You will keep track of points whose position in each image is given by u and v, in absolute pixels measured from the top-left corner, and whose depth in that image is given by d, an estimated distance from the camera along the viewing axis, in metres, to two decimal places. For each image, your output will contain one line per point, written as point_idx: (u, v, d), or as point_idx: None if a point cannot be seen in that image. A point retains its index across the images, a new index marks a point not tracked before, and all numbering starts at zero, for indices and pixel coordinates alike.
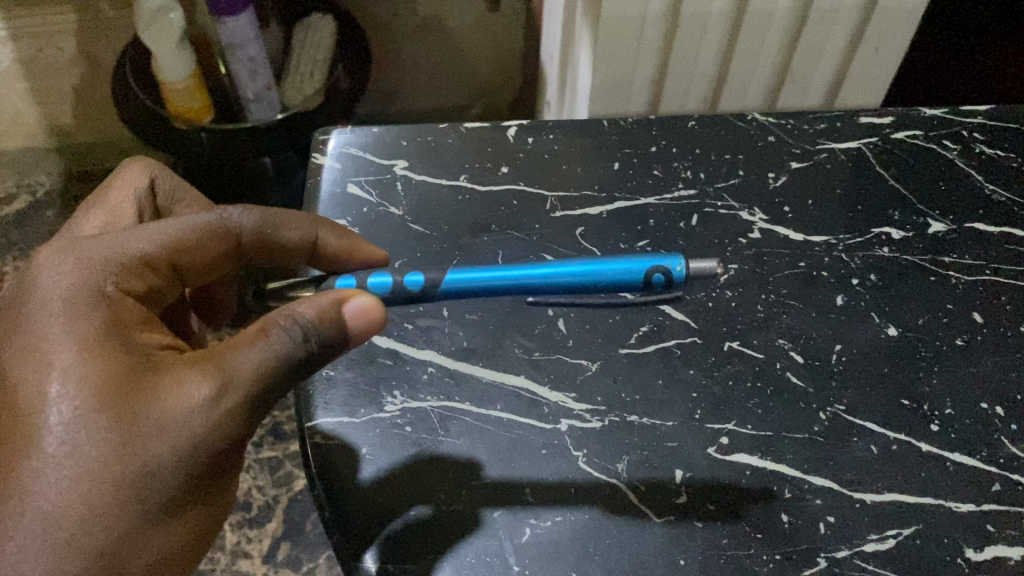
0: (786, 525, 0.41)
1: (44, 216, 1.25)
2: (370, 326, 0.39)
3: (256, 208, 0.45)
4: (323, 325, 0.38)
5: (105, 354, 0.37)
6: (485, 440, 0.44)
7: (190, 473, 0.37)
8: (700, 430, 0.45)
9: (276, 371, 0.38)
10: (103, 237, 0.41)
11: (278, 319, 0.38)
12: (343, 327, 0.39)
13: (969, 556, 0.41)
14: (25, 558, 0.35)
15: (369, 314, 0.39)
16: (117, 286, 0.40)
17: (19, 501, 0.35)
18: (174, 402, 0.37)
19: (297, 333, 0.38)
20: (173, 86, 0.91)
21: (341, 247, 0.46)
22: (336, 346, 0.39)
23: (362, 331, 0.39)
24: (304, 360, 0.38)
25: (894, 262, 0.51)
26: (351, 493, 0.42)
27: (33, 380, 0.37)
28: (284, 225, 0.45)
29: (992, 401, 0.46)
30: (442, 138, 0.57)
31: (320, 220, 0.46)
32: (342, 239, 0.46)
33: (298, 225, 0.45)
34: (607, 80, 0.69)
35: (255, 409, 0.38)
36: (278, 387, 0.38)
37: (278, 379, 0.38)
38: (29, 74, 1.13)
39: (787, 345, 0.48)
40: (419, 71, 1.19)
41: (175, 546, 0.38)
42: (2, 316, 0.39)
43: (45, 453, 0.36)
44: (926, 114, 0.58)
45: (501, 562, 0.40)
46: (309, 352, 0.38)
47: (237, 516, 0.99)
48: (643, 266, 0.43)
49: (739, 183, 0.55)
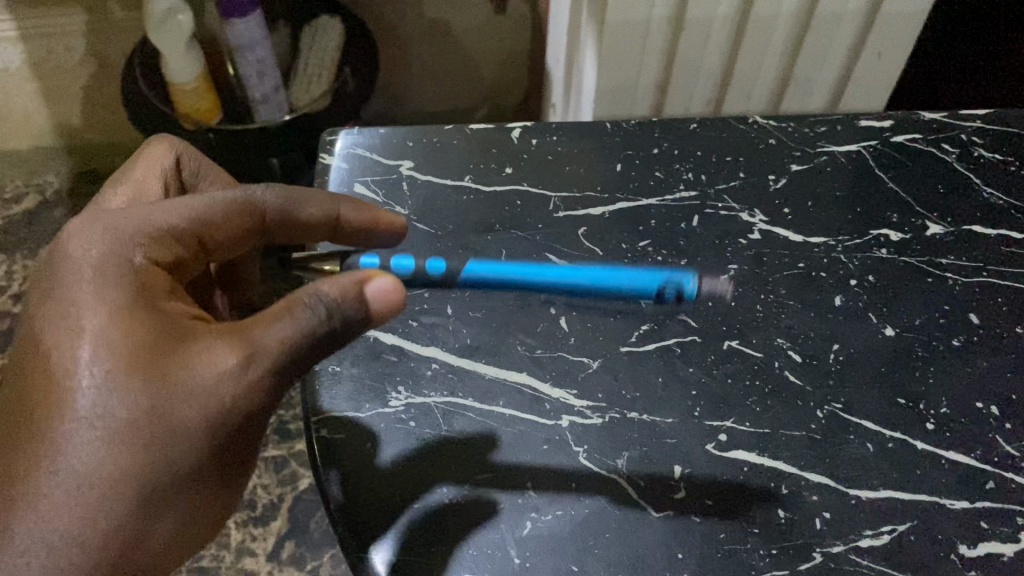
0: (783, 520, 0.42)
1: (53, 214, 1.26)
2: (392, 308, 0.41)
3: (278, 184, 0.46)
4: (346, 302, 0.39)
5: (135, 319, 0.38)
6: (488, 434, 0.45)
7: (218, 439, 0.38)
8: (698, 426, 0.45)
9: (303, 344, 0.39)
10: (135, 209, 0.42)
11: (304, 296, 0.39)
12: (365, 304, 0.40)
13: (961, 551, 0.42)
14: (58, 516, 0.36)
15: (389, 296, 0.40)
16: (146, 256, 0.41)
17: (50, 461, 0.37)
18: (203, 366, 0.37)
19: (322, 309, 0.38)
20: (181, 87, 0.92)
21: (362, 220, 0.47)
22: (359, 324, 0.40)
23: (383, 312, 0.40)
24: (328, 335, 0.39)
25: (891, 263, 0.52)
26: (356, 486, 0.43)
27: (66, 343, 0.38)
28: (306, 200, 0.46)
29: (987, 401, 0.47)
30: (448, 139, 0.58)
31: (339, 197, 0.47)
32: (362, 213, 0.47)
33: (319, 201, 0.46)
34: (612, 82, 0.70)
35: (282, 379, 0.39)
36: (305, 359, 0.39)
37: (305, 352, 0.39)
38: (39, 73, 1.15)
39: (786, 344, 0.48)
40: (426, 74, 1.20)
41: (195, 505, 0.39)
42: (36, 283, 0.40)
43: (78, 414, 0.37)
44: (925, 118, 0.59)
45: (501, 554, 0.41)
46: (333, 328, 0.39)
47: (242, 514, 1.01)
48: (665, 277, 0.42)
49: (740, 185, 0.55)
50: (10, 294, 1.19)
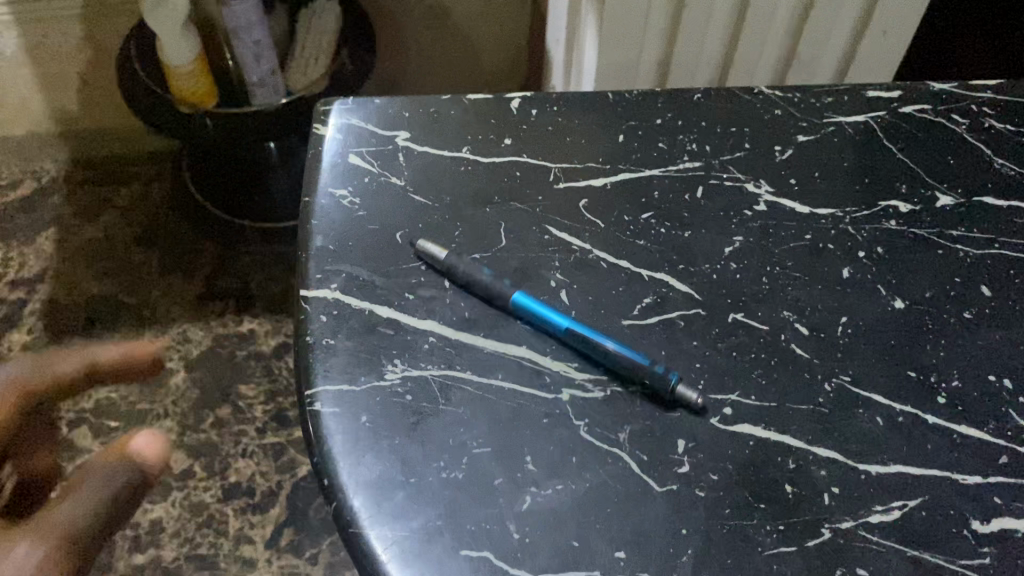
0: (790, 495, 0.41)
1: (50, 201, 1.26)
2: (159, 458, 0.44)
3: (17, 360, 0.46)
4: (117, 467, 0.42)
5: None
6: (486, 408, 0.44)
7: None
8: (703, 401, 0.44)
9: (95, 518, 0.40)
10: None
11: (86, 477, 0.41)
12: (134, 459, 0.43)
13: (974, 527, 0.40)
14: None
15: (154, 447, 0.43)
16: None
17: None
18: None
19: (104, 479, 0.41)
20: (178, 70, 0.91)
21: (111, 362, 0.48)
22: (134, 483, 0.42)
23: (153, 461, 0.43)
24: (118, 500, 0.41)
25: (900, 235, 0.50)
26: (350, 460, 0.42)
27: None
28: (53, 361, 0.46)
29: (1000, 374, 0.45)
30: (445, 109, 0.56)
31: (88, 350, 0.47)
32: (113, 354, 0.48)
33: (72, 358, 0.46)
34: (613, 59, 0.69)
35: (81, 557, 0.39)
36: (99, 531, 0.40)
37: (97, 525, 0.40)
38: (34, 59, 1.13)
39: (793, 317, 0.47)
40: (425, 58, 1.19)
41: None
42: None
43: None
44: (935, 89, 0.57)
45: (501, 529, 0.40)
46: (117, 492, 0.42)
47: (241, 501, 1.02)
48: (670, 378, 0.44)
49: (745, 157, 0.54)
50: (7, 281, 1.18)
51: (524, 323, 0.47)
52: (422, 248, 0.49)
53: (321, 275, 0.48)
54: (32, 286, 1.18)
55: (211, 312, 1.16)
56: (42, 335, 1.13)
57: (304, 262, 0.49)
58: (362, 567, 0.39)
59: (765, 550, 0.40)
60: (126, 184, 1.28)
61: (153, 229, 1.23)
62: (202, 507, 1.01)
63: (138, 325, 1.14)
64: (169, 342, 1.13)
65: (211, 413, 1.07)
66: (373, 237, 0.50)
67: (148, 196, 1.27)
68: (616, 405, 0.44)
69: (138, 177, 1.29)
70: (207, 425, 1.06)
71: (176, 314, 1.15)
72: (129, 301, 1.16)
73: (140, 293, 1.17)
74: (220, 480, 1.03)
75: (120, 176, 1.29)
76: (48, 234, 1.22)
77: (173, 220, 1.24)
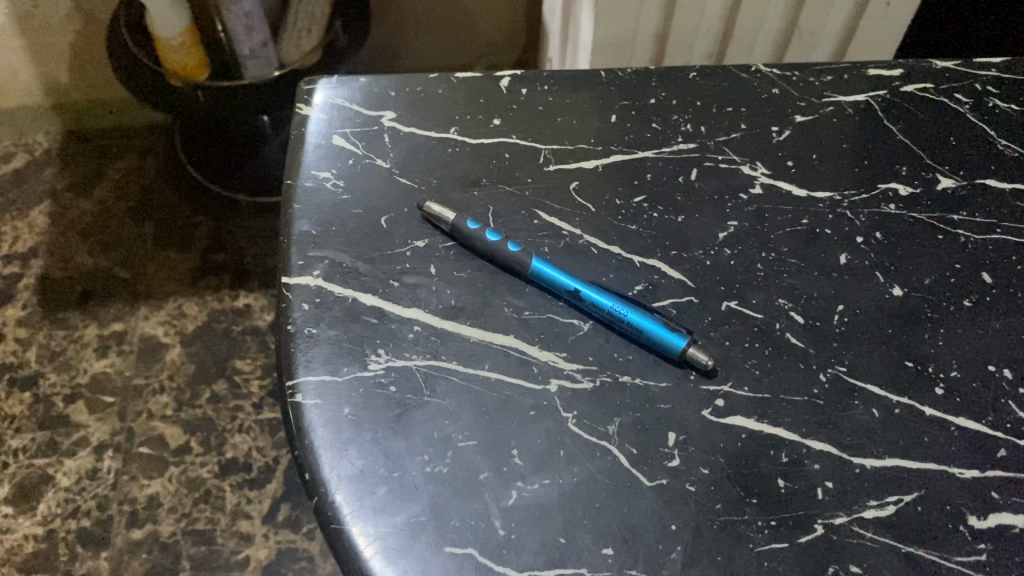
0: (783, 490, 0.40)
1: (42, 174, 1.24)
2: None
3: None
4: None
5: None
6: (472, 399, 0.42)
7: None
8: (695, 392, 0.43)
9: None
10: None
11: None
12: None
13: (971, 524, 0.39)
14: None
15: None
16: None
17: None
18: None
19: None
20: (168, 42, 0.88)
21: None
22: None
23: None
24: None
25: (899, 219, 0.49)
26: (332, 455, 0.40)
27: None
28: None
29: (1001, 364, 0.44)
30: (432, 88, 0.55)
31: None
32: None
33: None
34: (611, 35, 0.67)
35: None
36: None
37: None
38: (25, 30, 1.10)
39: (787, 304, 0.46)
40: (421, 28, 1.16)
41: None
42: None
43: None
44: (938, 66, 0.56)
45: (486, 525, 0.39)
46: None
47: (238, 477, 1.01)
48: (680, 341, 0.43)
49: (741, 137, 0.53)
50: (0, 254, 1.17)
51: (535, 286, 0.47)
52: (429, 210, 0.48)
53: (304, 262, 0.47)
54: (27, 260, 1.16)
55: (206, 287, 1.15)
56: (36, 310, 1.12)
57: (286, 248, 0.47)
58: (344, 562, 0.38)
59: (757, 547, 0.39)
60: (119, 157, 1.26)
61: (146, 203, 1.22)
62: (199, 483, 1.00)
63: (133, 300, 1.13)
64: (165, 318, 1.12)
65: (206, 388, 1.07)
66: (357, 221, 0.49)
67: (142, 169, 1.25)
68: (610, 396, 0.43)
69: (132, 150, 1.27)
70: (203, 400, 1.06)
71: (171, 289, 1.14)
72: (124, 276, 1.15)
73: (135, 268, 1.16)
74: (217, 455, 1.02)
75: (114, 149, 1.27)
76: (41, 208, 1.21)
77: (167, 193, 1.23)
